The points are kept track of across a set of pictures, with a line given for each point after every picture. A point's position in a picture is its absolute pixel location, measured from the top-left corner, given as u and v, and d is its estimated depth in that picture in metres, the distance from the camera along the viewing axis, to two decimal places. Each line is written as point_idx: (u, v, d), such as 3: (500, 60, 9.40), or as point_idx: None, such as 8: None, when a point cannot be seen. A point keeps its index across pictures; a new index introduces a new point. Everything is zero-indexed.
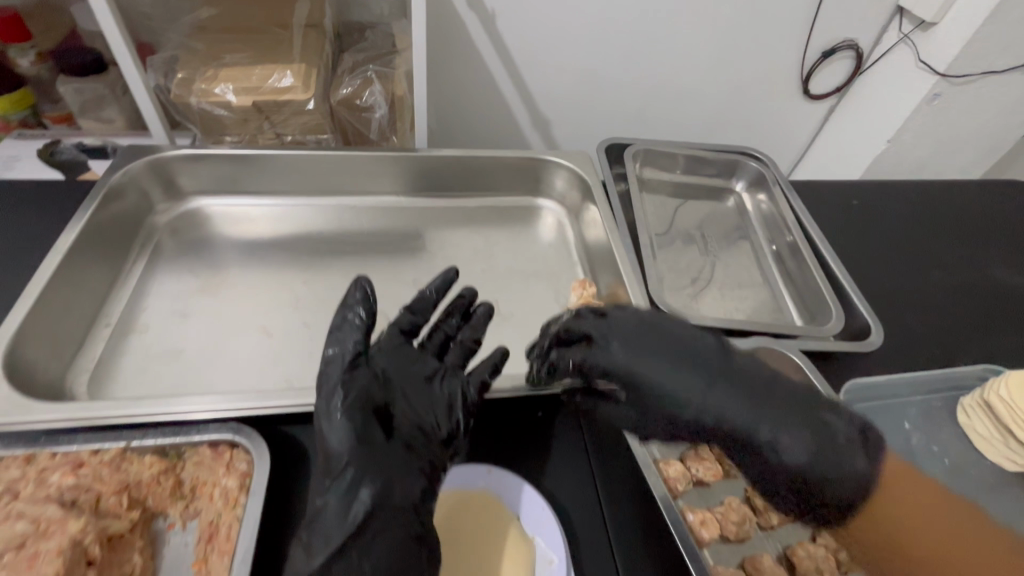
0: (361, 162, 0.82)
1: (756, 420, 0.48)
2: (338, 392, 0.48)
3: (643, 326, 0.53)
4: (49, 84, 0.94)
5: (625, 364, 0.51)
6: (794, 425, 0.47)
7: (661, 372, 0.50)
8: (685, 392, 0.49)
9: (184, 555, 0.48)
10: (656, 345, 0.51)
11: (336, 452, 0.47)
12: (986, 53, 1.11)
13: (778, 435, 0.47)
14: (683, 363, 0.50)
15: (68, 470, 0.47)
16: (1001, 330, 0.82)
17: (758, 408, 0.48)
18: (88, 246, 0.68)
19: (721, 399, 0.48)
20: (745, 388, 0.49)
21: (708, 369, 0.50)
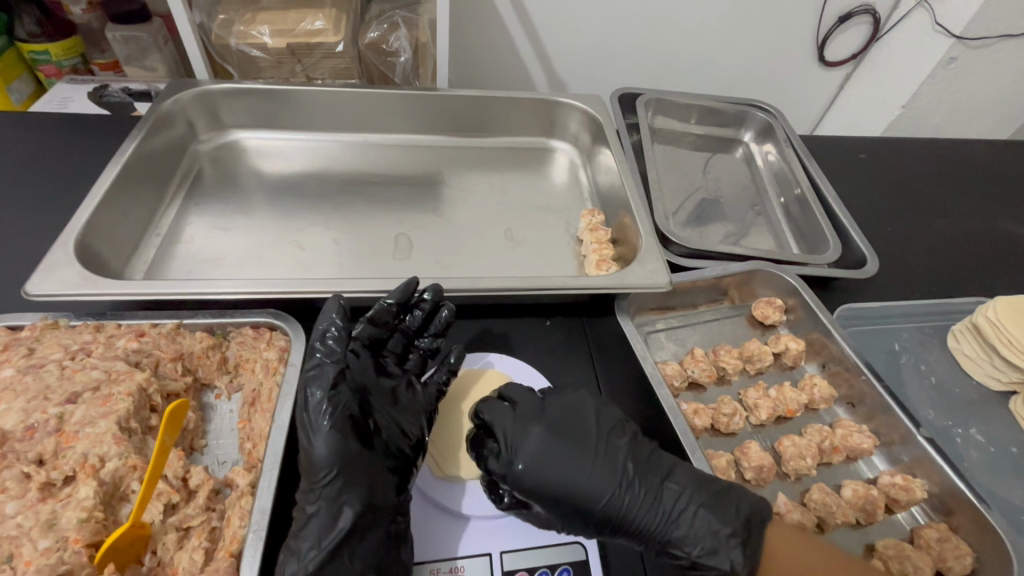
0: (387, 101, 0.88)
1: (668, 518, 0.48)
2: (324, 407, 0.48)
3: (550, 427, 0.51)
4: (98, 33, 0.98)
5: (534, 482, 0.48)
6: (693, 519, 0.48)
7: (564, 479, 0.48)
8: (587, 495, 0.48)
9: (231, 419, 0.55)
10: (560, 450, 0.50)
11: (319, 463, 0.47)
12: (1006, 15, 1.10)
13: (678, 529, 0.48)
14: (587, 465, 0.49)
15: (132, 336, 0.54)
16: (999, 272, 0.85)
17: (655, 505, 0.48)
18: (141, 165, 0.74)
19: (619, 499, 0.48)
20: (643, 487, 0.49)
21: (609, 470, 0.49)
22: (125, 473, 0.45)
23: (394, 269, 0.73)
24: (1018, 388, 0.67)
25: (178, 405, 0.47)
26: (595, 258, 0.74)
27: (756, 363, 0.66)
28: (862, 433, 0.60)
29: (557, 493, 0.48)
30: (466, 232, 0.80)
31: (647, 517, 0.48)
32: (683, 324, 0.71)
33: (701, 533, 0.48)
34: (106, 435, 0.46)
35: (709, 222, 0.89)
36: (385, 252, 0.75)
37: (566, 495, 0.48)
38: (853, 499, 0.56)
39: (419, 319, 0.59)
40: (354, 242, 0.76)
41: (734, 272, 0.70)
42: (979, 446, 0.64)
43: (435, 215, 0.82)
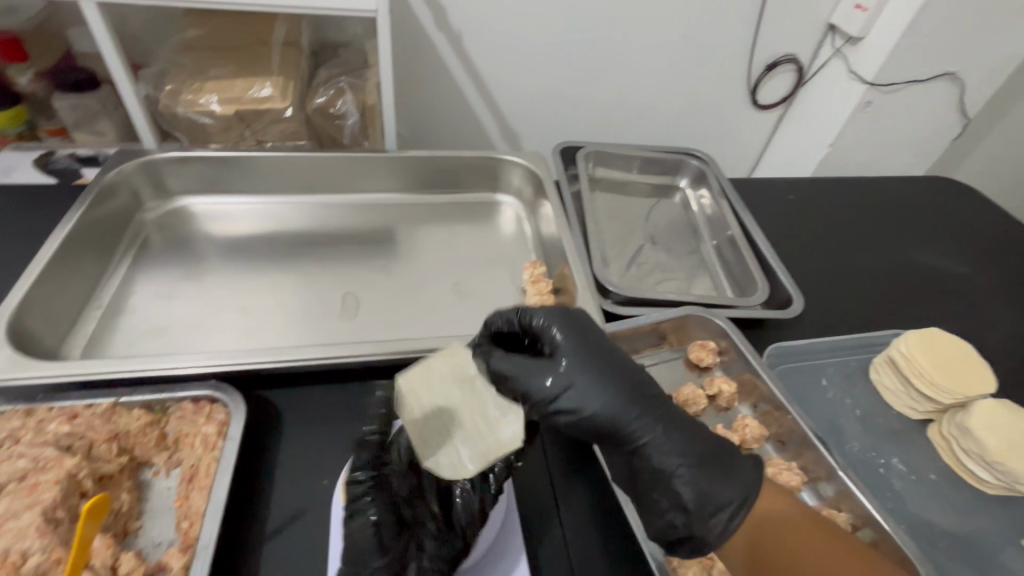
0: (335, 163, 0.91)
1: (660, 427, 0.47)
2: (366, 494, 0.45)
3: (587, 329, 0.51)
4: (46, 101, 0.97)
5: (565, 340, 0.49)
6: (688, 438, 0.48)
7: (593, 368, 0.48)
8: (607, 391, 0.47)
9: (168, 497, 0.54)
10: (594, 348, 0.49)
11: (366, 553, 0.44)
12: (910, 64, 1.20)
13: (682, 456, 0.47)
14: (614, 369, 0.49)
15: (64, 420, 0.54)
16: (916, 304, 0.91)
17: (669, 426, 0.48)
18: (82, 237, 0.75)
19: (636, 408, 0.47)
20: (660, 409, 0.48)
21: (635, 380, 0.49)
22: (49, 567, 0.45)
23: (341, 330, 0.74)
24: (933, 416, 0.73)
25: (99, 496, 0.48)
26: None
27: (692, 407, 0.70)
28: (791, 471, 0.64)
29: (579, 378, 0.47)
30: (413, 289, 0.82)
31: (658, 435, 0.47)
32: None
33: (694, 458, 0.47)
34: (29, 529, 0.46)
35: (649, 267, 0.93)
36: (332, 313, 0.76)
37: (590, 379, 0.47)
38: None
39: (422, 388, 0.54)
40: (301, 305, 0.77)
41: (668, 318, 0.73)
42: (902, 475, 0.68)
43: (383, 273, 0.84)
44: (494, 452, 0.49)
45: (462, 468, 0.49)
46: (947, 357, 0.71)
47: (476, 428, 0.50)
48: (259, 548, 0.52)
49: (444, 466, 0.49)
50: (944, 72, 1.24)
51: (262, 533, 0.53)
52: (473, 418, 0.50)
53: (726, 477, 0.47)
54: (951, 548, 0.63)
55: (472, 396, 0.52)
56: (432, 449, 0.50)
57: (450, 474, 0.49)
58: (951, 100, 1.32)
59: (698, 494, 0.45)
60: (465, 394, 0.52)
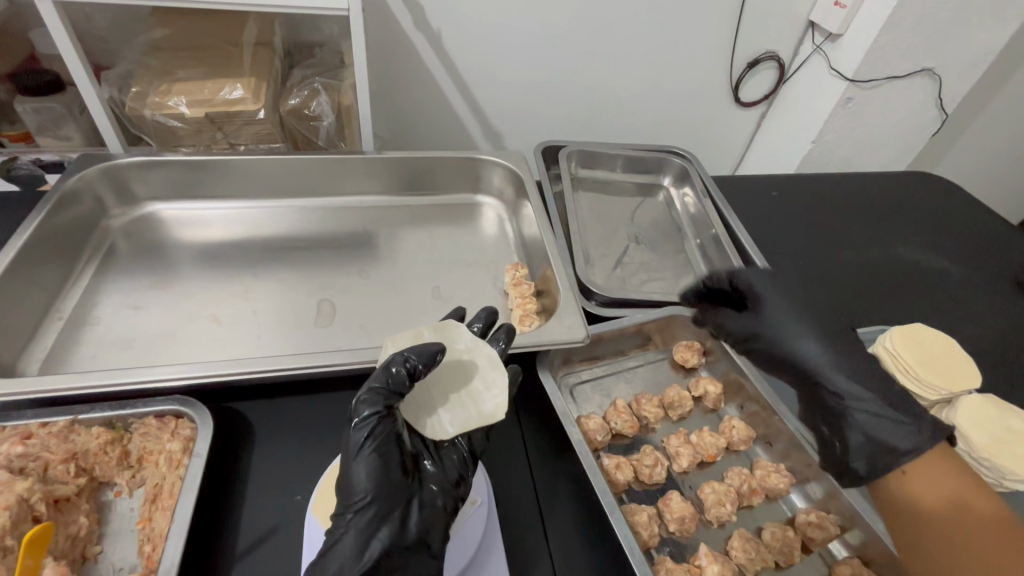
0: (310, 165, 0.88)
1: (846, 379, 0.58)
2: (365, 440, 0.47)
3: (792, 290, 0.67)
4: (7, 105, 0.92)
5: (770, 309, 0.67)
6: (856, 389, 0.57)
7: (787, 309, 0.65)
8: (795, 331, 0.63)
9: (131, 518, 0.52)
10: (793, 295, 0.66)
11: (360, 490, 0.46)
12: (890, 61, 1.20)
13: (869, 397, 0.56)
14: (807, 312, 0.64)
15: (16, 441, 0.50)
16: (900, 300, 0.91)
17: (845, 362, 0.59)
18: (42, 247, 0.71)
19: (822, 344, 0.61)
20: (845, 348, 0.61)
21: (826, 328, 0.63)
22: None
23: (316, 338, 0.72)
24: (921, 412, 0.71)
25: (42, 526, 0.44)
26: (518, 315, 0.75)
27: (677, 409, 0.68)
28: (779, 472, 0.63)
29: (771, 316, 0.64)
30: (392, 293, 0.80)
31: (847, 368, 0.59)
32: (608, 372, 0.72)
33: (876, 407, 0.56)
34: None
35: (634, 267, 0.92)
36: (306, 320, 0.74)
37: (778, 315, 0.64)
38: (771, 542, 0.58)
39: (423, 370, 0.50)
40: (274, 312, 0.75)
41: (653, 319, 0.72)
42: None
43: (361, 278, 0.81)
44: (473, 419, 0.53)
45: (441, 429, 0.53)
46: (929, 353, 0.71)
47: (458, 398, 0.54)
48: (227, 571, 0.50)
49: (425, 424, 0.53)
50: (924, 68, 1.25)
51: (231, 554, 0.51)
52: (460, 391, 0.55)
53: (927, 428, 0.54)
54: None
55: (459, 368, 0.56)
56: (418, 409, 0.54)
57: (429, 432, 0.52)
58: (930, 96, 1.33)
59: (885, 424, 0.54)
60: (451, 363, 0.56)
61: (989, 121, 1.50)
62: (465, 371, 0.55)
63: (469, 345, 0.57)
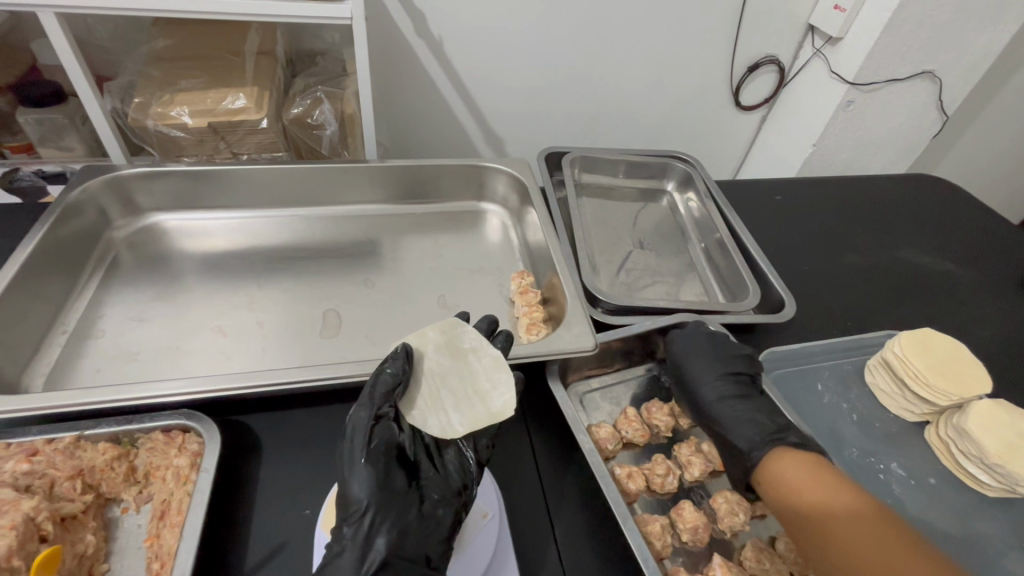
0: (314, 174, 0.88)
1: (739, 419, 0.61)
2: (359, 449, 0.48)
3: (699, 333, 0.69)
4: (8, 117, 0.91)
5: (689, 346, 0.68)
6: (746, 426, 0.60)
7: (691, 354, 0.67)
8: (692, 376, 0.65)
9: (138, 536, 0.51)
10: (700, 337, 0.68)
11: (356, 500, 0.46)
12: (891, 64, 1.20)
13: (740, 435, 0.59)
14: (710, 354, 0.66)
15: (22, 458, 0.50)
16: (907, 304, 0.90)
17: (731, 404, 0.62)
18: (45, 259, 0.71)
19: (715, 387, 0.63)
20: (734, 389, 0.63)
21: (722, 370, 0.64)
22: None
23: (322, 349, 0.71)
24: (930, 417, 0.72)
25: (50, 550, 0.45)
26: (525, 323, 0.75)
27: (688, 417, 0.68)
28: None
29: (676, 362, 0.68)
30: (398, 302, 0.79)
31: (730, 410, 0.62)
32: (618, 380, 0.72)
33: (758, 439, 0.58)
34: None
35: (639, 273, 0.91)
36: (312, 331, 0.74)
37: (682, 360, 0.67)
38: (785, 553, 0.57)
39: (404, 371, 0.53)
40: (280, 323, 0.74)
41: (662, 326, 0.71)
42: (901, 480, 0.67)
43: (367, 287, 0.81)
44: (484, 418, 0.53)
45: (449, 430, 0.52)
46: (940, 358, 0.71)
47: (467, 396, 0.55)
48: None
49: (433, 425, 0.53)
50: (924, 70, 1.25)
51: (240, 571, 0.50)
52: (465, 387, 0.55)
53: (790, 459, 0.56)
54: (956, 553, 0.61)
55: (465, 366, 0.57)
56: (425, 410, 0.53)
57: (439, 432, 0.52)
58: (931, 98, 1.33)
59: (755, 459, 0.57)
60: (456, 361, 0.57)
61: (989, 123, 1.50)
62: (471, 370, 0.57)
63: (475, 342, 0.59)
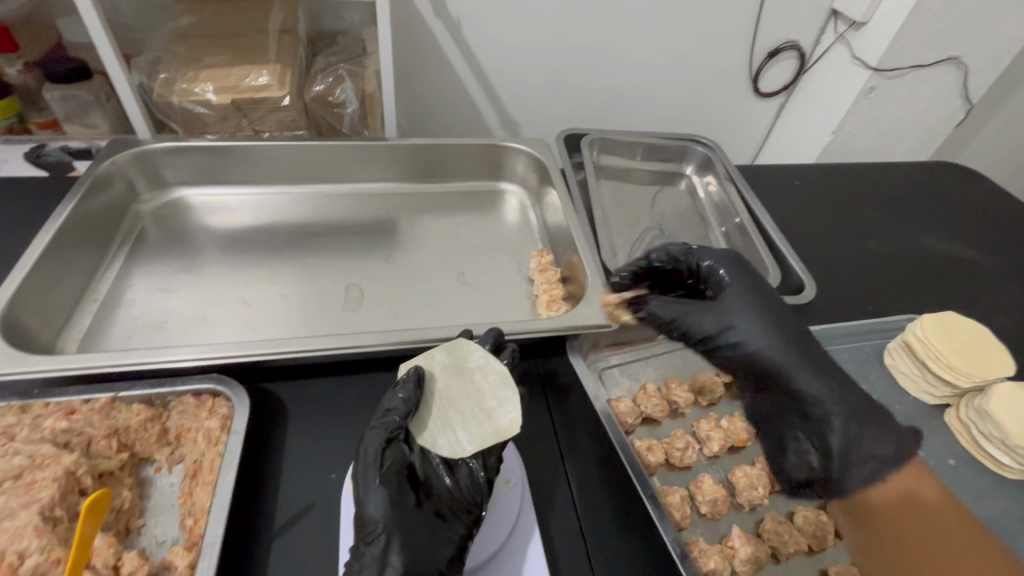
0: (335, 152, 0.89)
1: (805, 372, 0.62)
2: (372, 470, 0.48)
3: (746, 276, 0.68)
4: (36, 93, 0.92)
5: (736, 292, 0.66)
6: (818, 383, 0.62)
7: (755, 304, 0.65)
8: (766, 330, 0.64)
9: (171, 494, 0.52)
10: (755, 287, 0.67)
11: (372, 521, 0.46)
12: (917, 49, 1.17)
13: (813, 390, 0.62)
14: (769, 306, 0.65)
15: (61, 415, 0.52)
16: (928, 290, 0.90)
17: (807, 360, 0.63)
18: (75, 230, 0.72)
19: (788, 342, 0.64)
20: (801, 344, 0.64)
21: (787, 324, 0.65)
22: (48, 568, 0.43)
23: (345, 321, 0.72)
24: (950, 400, 0.72)
25: (99, 492, 0.45)
26: (545, 301, 0.75)
27: (708, 394, 0.69)
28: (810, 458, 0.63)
29: (738, 314, 0.65)
30: (419, 278, 0.80)
31: (808, 367, 0.63)
32: (637, 355, 0.72)
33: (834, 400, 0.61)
34: (27, 528, 0.44)
35: None
36: (335, 304, 0.75)
37: (746, 313, 0.65)
38: (804, 526, 0.58)
39: (414, 394, 0.54)
40: (303, 295, 0.75)
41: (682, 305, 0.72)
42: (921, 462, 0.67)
43: (387, 263, 0.82)
44: (490, 434, 0.53)
45: (459, 448, 0.53)
46: (960, 342, 0.71)
47: (472, 415, 0.55)
48: (265, 546, 0.50)
49: (443, 445, 0.53)
50: (950, 56, 1.22)
51: (269, 531, 0.51)
52: (472, 406, 0.55)
53: (872, 422, 0.61)
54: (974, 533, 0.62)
55: (471, 384, 0.57)
56: (436, 431, 0.54)
57: (449, 452, 0.52)
58: (956, 86, 1.30)
59: (848, 421, 0.61)
60: (462, 380, 0.57)
61: (1015, 111, 1.47)
62: (478, 388, 0.57)
63: (480, 361, 0.58)
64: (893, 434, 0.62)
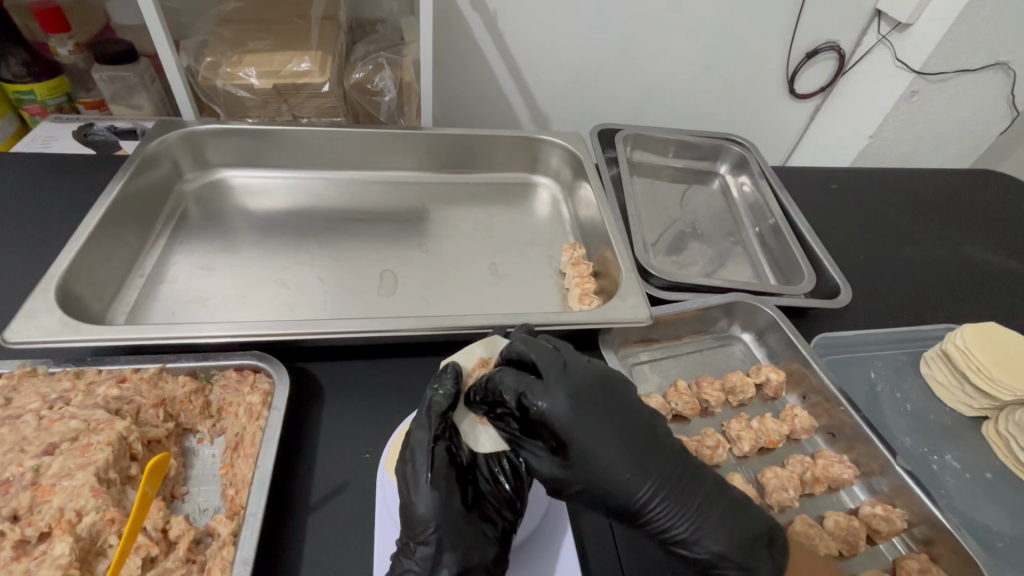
0: (373, 139, 0.90)
1: (687, 519, 0.48)
2: (422, 468, 0.47)
3: (585, 394, 0.50)
4: (85, 73, 0.94)
5: (570, 415, 0.49)
6: (707, 528, 0.48)
7: (604, 450, 0.48)
8: (628, 481, 0.48)
9: (213, 464, 0.54)
10: (598, 423, 0.49)
11: (423, 519, 0.46)
12: (966, 53, 1.13)
13: (698, 538, 0.48)
14: (617, 441, 0.49)
15: (113, 383, 0.54)
16: (969, 300, 0.87)
17: (675, 506, 0.48)
18: (124, 207, 0.75)
19: (656, 492, 0.48)
20: (676, 482, 0.49)
21: (647, 465, 0.49)
22: (103, 527, 0.45)
23: (380, 306, 0.74)
24: (988, 412, 0.71)
25: (160, 455, 0.47)
26: (576, 294, 0.75)
27: (738, 394, 0.69)
28: (843, 463, 0.62)
29: (590, 466, 0.48)
30: (453, 267, 0.81)
31: (670, 510, 0.48)
32: (667, 353, 0.74)
33: (696, 543, 0.48)
34: (84, 488, 0.46)
35: (689, 253, 0.91)
36: (370, 288, 0.76)
37: (596, 463, 0.48)
38: (835, 531, 0.57)
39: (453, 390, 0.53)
40: (339, 279, 0.77)
41: (714, 304, 0.72)
42: (954, 472, 0.67)
43: (421, 251, 0.83)
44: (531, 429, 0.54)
45: (503, 440, 0.54)
46: (1004, 353, 0.69)
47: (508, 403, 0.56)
48: (302, 518, 0.52)
49: (486, 440, 0.53)
50: (998, 62, 1.18)
51: (305, 505, 0.53)
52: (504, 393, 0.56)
53: (751, 556, 0.47)
54: (1008, 548, 0.61)
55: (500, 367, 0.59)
56: (474, 426, 0.54)
57: (493, 447, 0.53)
58: (1002, 93, 1.25)
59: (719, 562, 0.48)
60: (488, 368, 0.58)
61: None
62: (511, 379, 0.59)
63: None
64: (774, 555, 0.49)
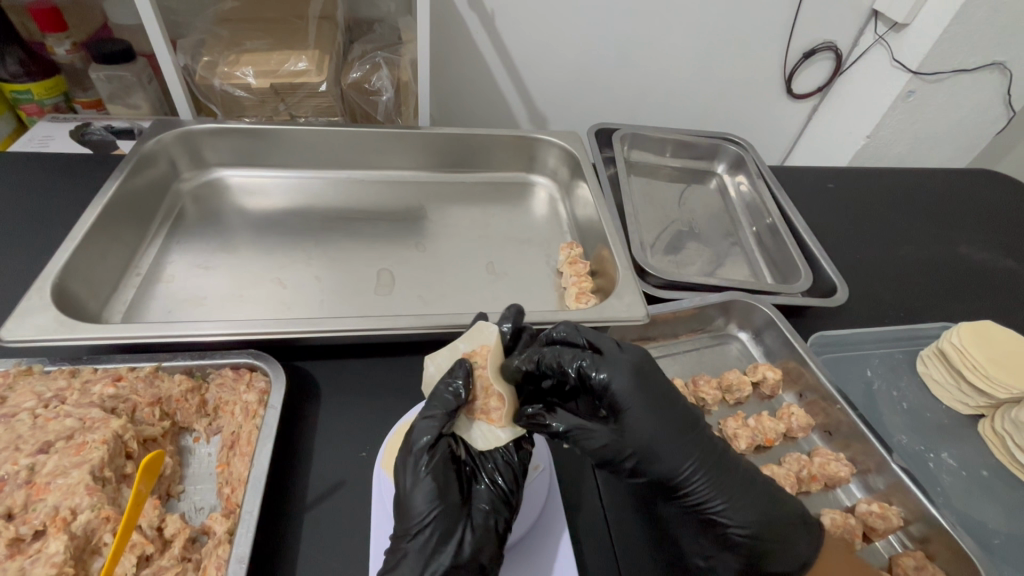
0: (370, 140, 0.90)
1: (722, 497, 0.50)
2: (422, 461, 0.48)
3: (639, 375, 0.51)
4: (82, 72, 0.94)
5: (628, 390, 0.50)
6: (741, 502, 0.50)
7: (652, 424, 0.49)
8: (673, 453, 0.49)
9: (209, 463, 0.54)
10: (654, 400, 0.50)
11: (420, 513, 0.46)
12: (962, 53, 1.14)
13: (732, 512, 0.50)
14: (669, 422, 0.50)
15: (108, 382, 0.54)
16: (966, 299, 0.88)
17: (715, 479, 0.50)
18: (120, 207, 0.75)
19: (698, 466, 0.49)
20: (716, 459, 0.50)
21: (693, 439, 0.50)
22: (98, 525, 0.45)
23: (378, 305, 0.74)
24: (984, 410, 0.71)
25: (154, 453, 0.46)
26: (573, 294, 0.75)
27: (734, 393, 0.69)
28: (839, 461, 0.62)
29: (641, 438, 0.49)
30: (450, 267, 0.81)
31: (709, 483, 0.49)
32: (664, 351, 0.74)
33: (732, 519, 0.50)
34: (78, 486, 0.46)
35: (687, 253, 0.91)
36: (367, 288, 0.76)
37: (647, 432, 0.49)
38: (832, 528, 0.57)
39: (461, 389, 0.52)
40: (336, 278, 0.77)
41: (710, 303, 0.72)
42: (950, 471, 0.67)
43: (418, 250, 0.83)
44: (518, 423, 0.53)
45: (495, 437, 0.52)
46: (1001, 351, 0.70)
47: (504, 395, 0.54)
48: (299, 517, 0.52)
49: (477, 434, 0.53)
50: (994, 62, 1.18)
51: (301, 503, 0.53)
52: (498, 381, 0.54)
53: (780, 536, 0.49)
54: (1005, 545, 0.61)
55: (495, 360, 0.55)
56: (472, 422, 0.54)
57: (483, 443, 0.52)
58: (998, 93, 1.26)
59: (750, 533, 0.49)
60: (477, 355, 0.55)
61: None
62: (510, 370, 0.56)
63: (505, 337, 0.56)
64: (810, 531, 0.50)
